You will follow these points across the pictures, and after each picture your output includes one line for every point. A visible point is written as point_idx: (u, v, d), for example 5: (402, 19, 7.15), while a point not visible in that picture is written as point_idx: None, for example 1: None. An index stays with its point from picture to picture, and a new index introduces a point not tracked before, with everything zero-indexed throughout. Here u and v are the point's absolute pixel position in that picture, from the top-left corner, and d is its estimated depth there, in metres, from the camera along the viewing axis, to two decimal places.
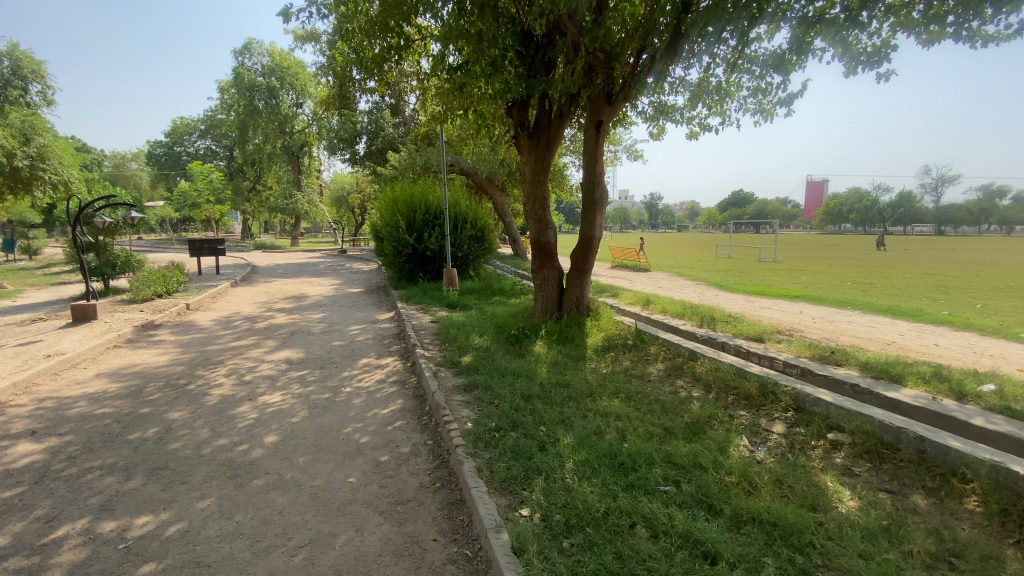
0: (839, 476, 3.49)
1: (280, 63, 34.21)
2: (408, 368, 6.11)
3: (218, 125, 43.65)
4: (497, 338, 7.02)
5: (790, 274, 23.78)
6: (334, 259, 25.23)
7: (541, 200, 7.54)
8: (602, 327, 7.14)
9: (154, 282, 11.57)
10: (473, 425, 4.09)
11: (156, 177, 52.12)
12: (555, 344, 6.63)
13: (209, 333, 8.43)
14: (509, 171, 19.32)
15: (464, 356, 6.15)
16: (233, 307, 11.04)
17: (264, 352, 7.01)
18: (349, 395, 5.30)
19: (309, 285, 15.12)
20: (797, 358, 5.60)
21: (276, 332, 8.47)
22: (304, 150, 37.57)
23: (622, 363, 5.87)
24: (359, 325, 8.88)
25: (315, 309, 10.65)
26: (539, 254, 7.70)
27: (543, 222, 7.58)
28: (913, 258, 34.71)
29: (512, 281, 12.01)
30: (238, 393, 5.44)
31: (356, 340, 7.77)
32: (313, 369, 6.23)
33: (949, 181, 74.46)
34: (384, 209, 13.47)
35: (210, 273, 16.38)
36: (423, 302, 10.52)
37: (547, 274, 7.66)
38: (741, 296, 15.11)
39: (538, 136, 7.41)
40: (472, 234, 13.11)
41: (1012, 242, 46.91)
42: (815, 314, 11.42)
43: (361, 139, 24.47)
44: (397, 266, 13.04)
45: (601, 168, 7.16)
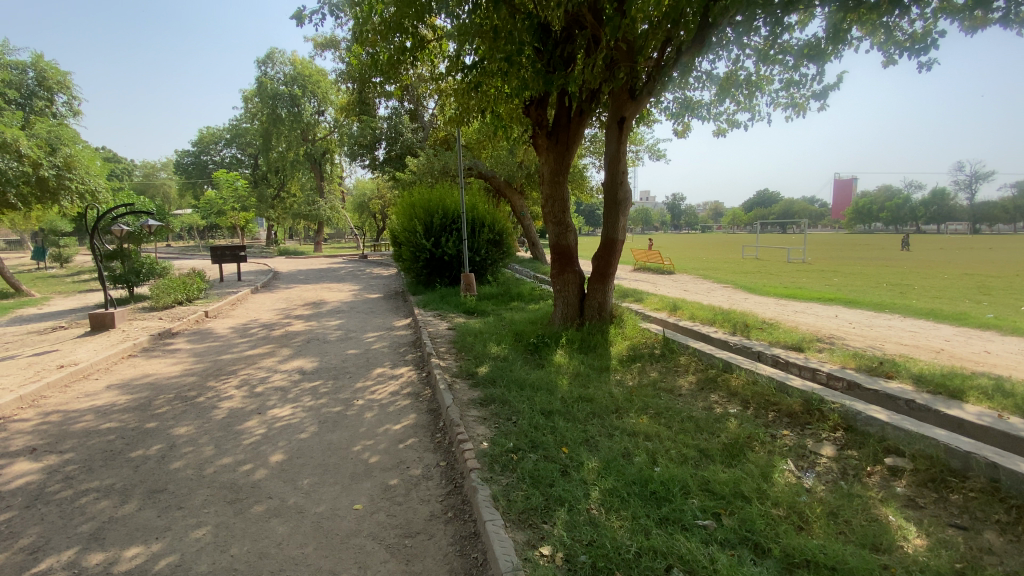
0: (902, 508, 3.07)
1: (302, 72, 34.67)
2: (423, 379, 5.84)
3: (242, 134, 44.52)
4: (516, 346, 6.71)
5: (821, 276, 22.90)
6: (354, 264, 25.33)
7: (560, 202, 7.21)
8: (627, 335, 6.78)
9: (174, 289, 11.59)
10: (489, 446, 3.79)
11: (183, 186, 53.47)
12: (577, 353, 6.30)
13: (224, 342, 8.32)
14: (528, 173, 19.06)
15: (481, 366, 5.86)
16: (250, 314, 10.98)
17: (277, 362, 6.84)
18: (361, 408, 5.05)
19: (327, 290, 15.07)
20: (842, 370, 5.16)
21: (291, 339, 8.33)
22: (326, 156, 37.97)
23: (649, 375, 5.52)
24: (375, 332, 8.68)
25: (332, 316, 10.51)
26: (559, 258, 7.37)
27: (563, 225, 7.25)
28: (951, 257, 33.25)
29: (532, 285, 11.69)
30: (247, 406, 5.24)
31: (372, 348, 7.55)
32: (325, 380, 6.01)
33: (986, 178, 71.51)
34: (401, 213, 13.32)
35: (231, 279, 16.48)
36: (440, 308, 10.28)
37: (568, 279, 7.31)
38: (771, 300, 14.51)
39: (557, 135, 7.08)
40: (490, 238, 12.85)
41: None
42: (852, 319, 10.81)
43: (380, 145, 24.50)
44: (415, 271, 12.87)
45: (625, 167, 6.81)
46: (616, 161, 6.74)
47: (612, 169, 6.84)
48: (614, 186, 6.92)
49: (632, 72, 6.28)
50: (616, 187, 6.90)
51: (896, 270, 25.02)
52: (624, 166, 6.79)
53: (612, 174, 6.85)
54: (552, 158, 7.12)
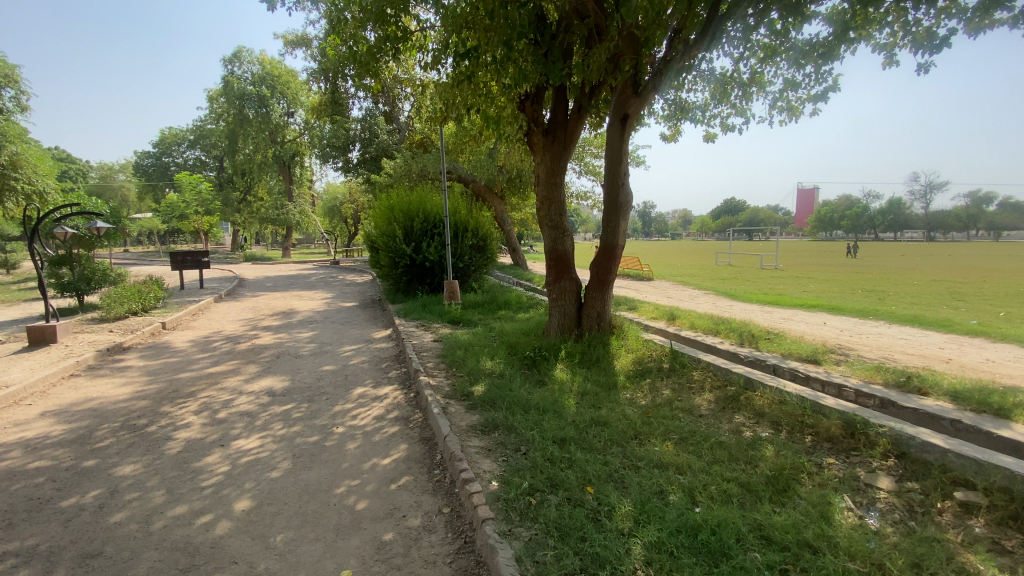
0: (990, 555, 2.65)
1: (270, 72, 33.49)
2: (411, 400, 5.21)
3: (207, 135, 42.82)
4: (511, 361, 6.14)
5: (796, 282, 23.13)
6: (325, 271, 24.34)
7: (557, 204, 6.70)
8: (630, 347, 6.29)
9: (128, 297, 10.58)
10: (500, 486, 3.23)
11: (143, 189, 51.05)
12: (579, 368, 5.78)
13: (183, 358, 7.47)
14: (508, 177, 18.61)
15: (476, 386, 5.26)
16: (214, 325, 10.10)
17: (244, 381, 6.09)
18: (342, 437, 4.39)
19: (298, 299, 14.19)
20: (869, 385, 4.79)
21: (259, 354, 7.56)
22: (295, 160, 36.79)
23: (662, 392, 5.04)
24: (353, 345, 7.98)
25: (305, 327, 9.74)
26: (554, 264, 6.85)
27: (559, 228, 6.71)
28: (911, 264, 34.38)
29: (518, 293, 11.16)
30: (208, 437, 4.52)
31: (350, 364, 6.86)
32: (299, 403, 5.31)
33: (937, 188, 74.95)
34: (378, 217, 12.61)
35: (193, 287, 15.40)
36: (422, 318, 9.64)
37: (564, 287, 6.82)
38: (755, 307, 14.37)
39: (554, 132, 6.56)
40: (473, 244, 12.29)
41: (1001, 248, 46.97)
42: (842, 326, 10.67)
43: (354, 147, 23.63)
44: (394, 278, 12.18)
45: (626, 166, 6.33)
46: (616, 160, 6.26)
47: (611, 169, 6.36)
48: (614, 187, 6.43)
49: (636, 64, 5.82)
50: (616, 187, 6.42)
51: (864, 277, 25.56)
52: (625, 165, 6.32)
53: (611, 174, 6.37)
54: (548, 157, 6.59)
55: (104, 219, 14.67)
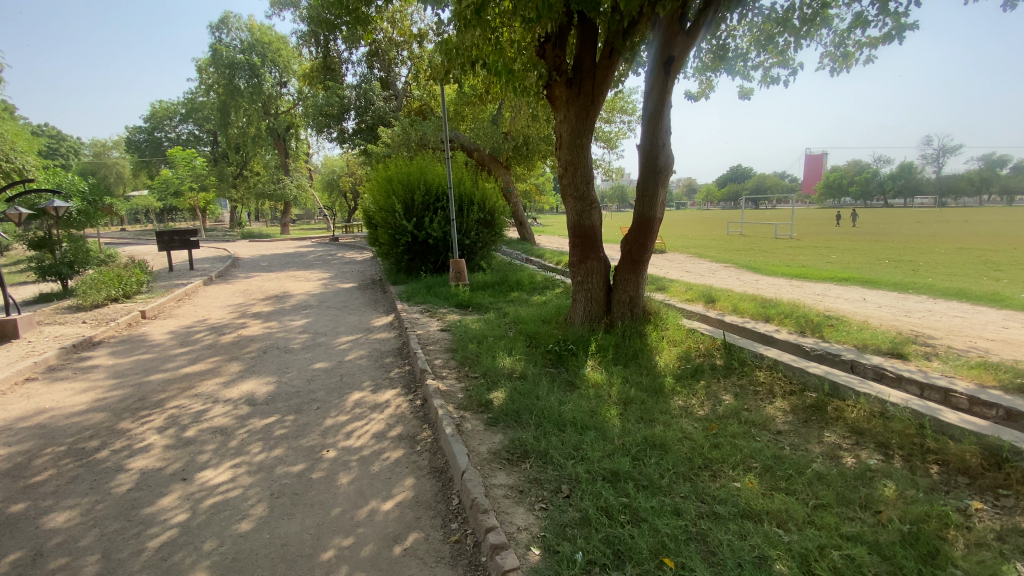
0: None
1: (260, 39, 31.86)
2: (417, 411, 4.31)
3: (199, 108, 41.27)
4: (533, 358, 5.23)
5: (816, 252, 22.08)
6: (324, 248, 23.39)
7: (583, 171, 5.69)
8: (671, 338, 5.39)
9: (106, 282, 9.68)
10: (545, 557, 2.36)
11: (137, 165, 49.57)
12: (614, 366, 4.91)
13: (159, 354, 6.59)
14: (514, 145, 17.41)
15: (495, 392, 4.37)
16: (199, 312, 9.20)
17: (223, 385, 5.22)
18: (333, 466, 3.51)
19: (294, 279, 13.28)
20: (981, 389, 3.89)
21: (244, 348, 6.67)
22: (290, 132, 35.35)
23: (722, 399, 4.16)
24: (350, 336, 7.07)
25: (298, 313, 8.83)
26: (578, 242, 5.89)
27: (584, 198, 5.73)
28: (927, 231, 33.27)
29: (530, 272, 10.21)
30: (168, 466, 3.65)
31: (347, 360, 5.98)
32: (285, 415, 4.43)
33: (950, 152, 72.83)
34: (376, 190, 11.56)
35: (182, 268, 14.47)
36: (427, 303, 8.74)
37: (591, 268, 5.89)
38: (783, 281, 13.39)
39: (580, 83, 5.50)
40: (480, 218, 11.28)
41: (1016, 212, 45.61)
42: (885, 303, 9.75)
43: (350, 115, 22.31)
44: (395, 257, 11.25)
45: (668, 124, 5.33)
46: (657, 117, 5.25)
47: (650, 127, 5.35)
48: (652, 148, 5.43)
49: None
50: (655, 149, 5.42)
51: (886, 245, 24.47)
52: (667, 122, 5.31)
53: (650, 133, 5.37)
54: (573, 113, 5.54)
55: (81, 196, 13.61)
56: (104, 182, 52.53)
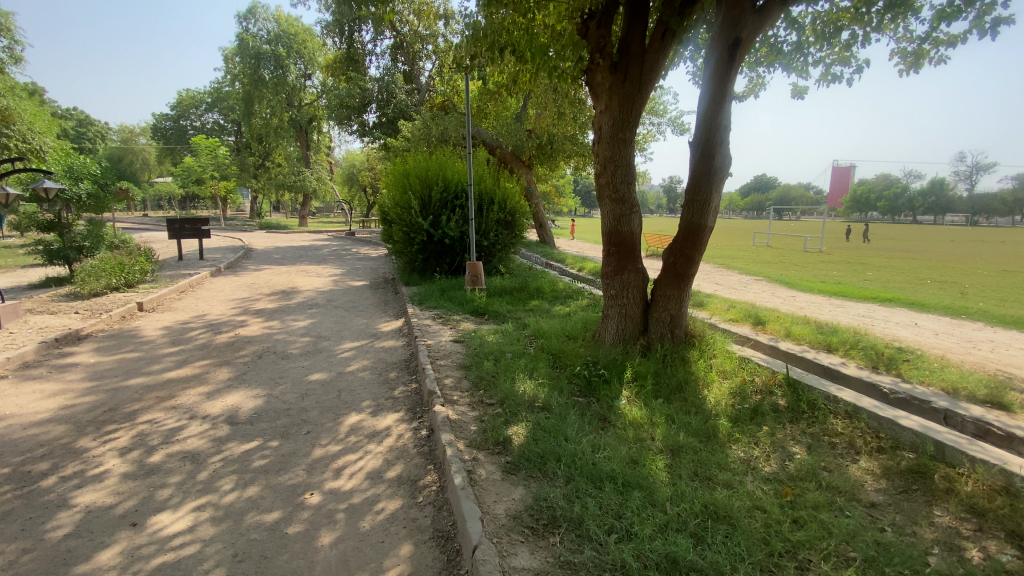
0: None
1: (287, 30, 31.69)
2: (422, 445, 3.62)
3: (224, 98, 41.37)
4: (558, 383, 4.53)
5: (848, 268, 21.03)
6: (339, 242, 22.92)
7: (623, 169, 4.96)
8: (720, 368, 4.65)
9: (105, 270, 9.22)
10: None
11: (162, 152, 49.94)
12: (655, 400, 4.20)
13: (146, 353, 6.03)
14: (538, 144, 16.69)
15: (515, 427, 3.68)
16: (199, 306, 8.66)
17: (205, 397, 4.60)
18: (315, 519, 2.84)
19: (303, 274, 12.73)
20: None
21: (239, 351, 6.08)
22: (312, 125, 35.12)
23: (792, 454, 3.43)
24: (354, 343, 6.41)
25: (303, 313, 8.24)
26: (614, 250, 5.16)
27: (624, 201, 4.99)
28: (962, 250, 31.86)
29: (551, 279, 9.50)
30: (119, 504, 3.02)
31: (348, 372, 5.32)
32: (268, 441, 3.79)
33: (985, 169, 70.33)
34: (392, 184, 10.95)
35: (191, 258, 14.02)
36: (440, 308, 8.07)
37: (627, 281, 5.16)
38: (822, 299, 12.46)
39: (627, 68, 4.78)
40: (500, 219, 10.62)
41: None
42: (941, 330, 8.84)
43: (371, 108, 21.74)
44: (409, 256, 10.61)
45: (729, 117, 4.60)
46: (717, 109, 4.54)
47: (708, 121, 4.63)
48: (707, 145, 4.69)
49: None
50: (710, 146, 4.68)
51: (924, 264, 23.18)
52: (728, 116, 4.59)
53: (706, 128, 4.65)
54: (615, 102, 4.82)
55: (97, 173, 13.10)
56: (130, 168, 53.12)
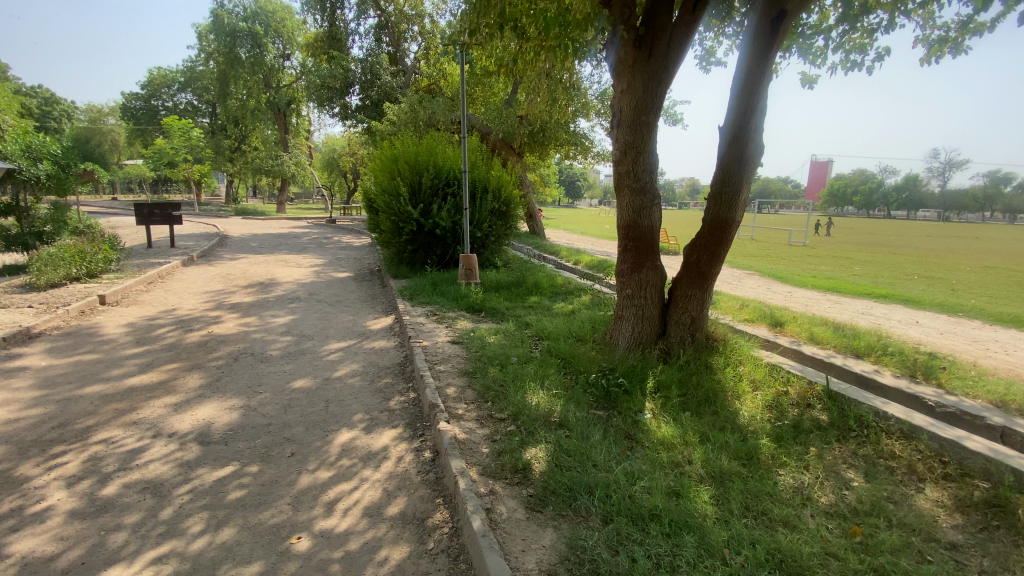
0: None
1: (265, 7, 30.27)
2: (427, 472, 3.14)
3: (198, 78, 39.60)
4: (574, 394, 4.08)
5: (834, 263, 21.08)
6: (320, 229, 22.05)
7: (646, 157, 4.49)
8: (749, 376, 4.25)
9: (64, 260, 8.40)
10: None
11: (131, 133, 47.71)
12: (683, 415, 3.79)
13: (106, 354, 5.38)
14: (530, 131, 16.11)
15: (535, 448, 3.23)
16: (169, 299, 7.97)
17: (172, 410, 4.03)
18: (305, 573, 2.35)
19: (283, 264, 12.03)
20: None
21: (212, 352, 5.48)
22: (291, 108, 33.81)
23: (849, 483, 3.06)
24: (341, 344, 5.84)
25: (283, 308, 7.62)
26: (631, 246, 4.70)
27: (645, 192, 4.53)
28: (939, 245, 32.44)
29: (548, 273, 9.04)
30: (62, 555, 2.48)
31: (336, 378, 4.78)
32: (246, 466, 3.25)
33: (956, 166, 72.03)
34: (379, 170, 10.31)
35: (161, 246, 13.16)
36: (432, 304, 7.55)
37: (645, 280, 4.73)
38: (818, 295, 12.27)
39: (652, 43, 4.30)
40: (494, 209, 10.12)
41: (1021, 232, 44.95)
42: (945, 329, 8.67)
43: (353, 89, 20.49)
44: (397, 246, 10.02)
45: (765, 102, 4.24)
46: (753, 92, 4.18)
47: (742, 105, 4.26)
48: (740, 132, 4.31)
49: None
50: (743, 133, 4.30)
51: (908, 259, 23.36)
52: (763, 100, 4.24)
53: (740, 113, 4.27)
54: (640, 81, 4.35)
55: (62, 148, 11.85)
56: (98, 149, 50.70)
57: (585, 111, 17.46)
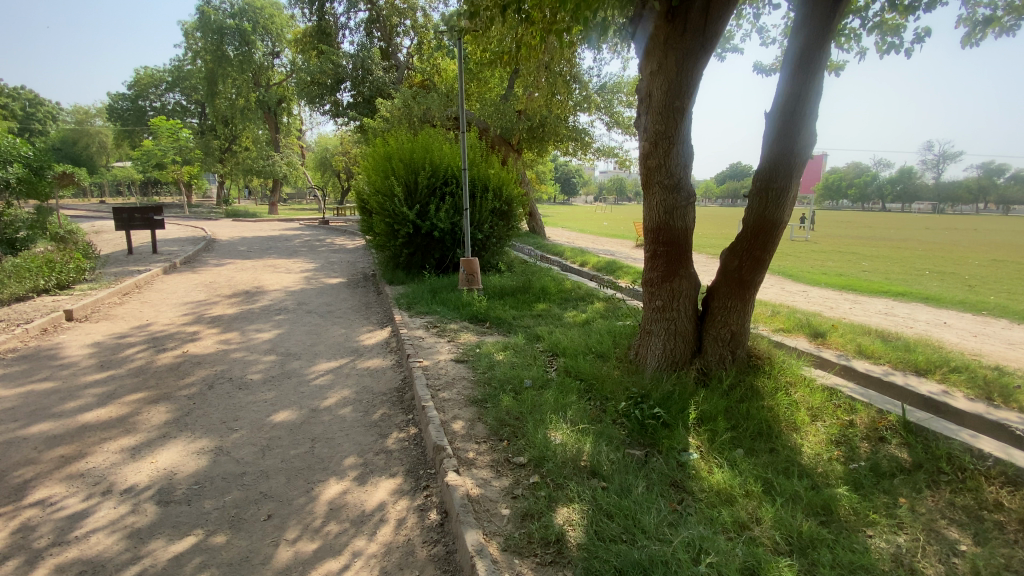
0: None
1: (252, 3, 29.44)
2: (435, 543, 2.54)
3: (186, 77, 38.69)
4: (603, 427, 3.49)
5: (840, 258, 20.62)
6: (312, 231, 21.34)
7: (681, 149, 3.88)
8: (806, 404, 3.68)
9: (30, 269, 7.72)
10: None
11: (119, 135, 46.58)
12: (735, 453, 3.22)
13: (64, 382, 4.73)
14: (529, 126, 15.52)
15: (566, 509, 2.62)
16: (144, 313, 7.30)
17: (128, 457, 3.39)
18: None
19: (271, 270, 11.37)
20: None
21: (185, 376, 4.84)
22: (282, 107, 33.03)
23: (957, 546, 2.49)
24: (331, 364, 5.21)
25: (268, 321, 6.96)
26: (662, 251, 4.09)
27: (679, 189, 3.91)
28: (941, 238, 32.04)
29: (555, 276, 8.44)
30: None
31: (324, 409, 4.15)
32: (210, 537, 2.63)
33: (951, 158, 71.90)
34: (371, 168, 9.65)
35: (143, 252, 12.43)
36: (432, 313, 6.93)
37: (677, 289, 4.13)
38: (834, 294, 11.73)
39: (687, 15, 3.68)
40: (495, 208, 9.51)
41: (1019, 223, 44.78)
42: (979, 331, 8.14)
43: (345, 86, 19.73)
44: (392, 250, 9.39)
45: (819, 82, 3.68)
46: (808, 70, 3.64)
47: (793, 87, 3.70)
48: (791, 118, 3.74)
49: None
50: (796, 119, 3.72)
51: (915, 253, 22.92)
52: (818, 80, 3.68)
53: (792, 96, 3.69)
54: (674, 60, 3.73)
55: (36, 150, 10.97)
56: (86, 152, 49.66)
57: (585, 105, 16.88)
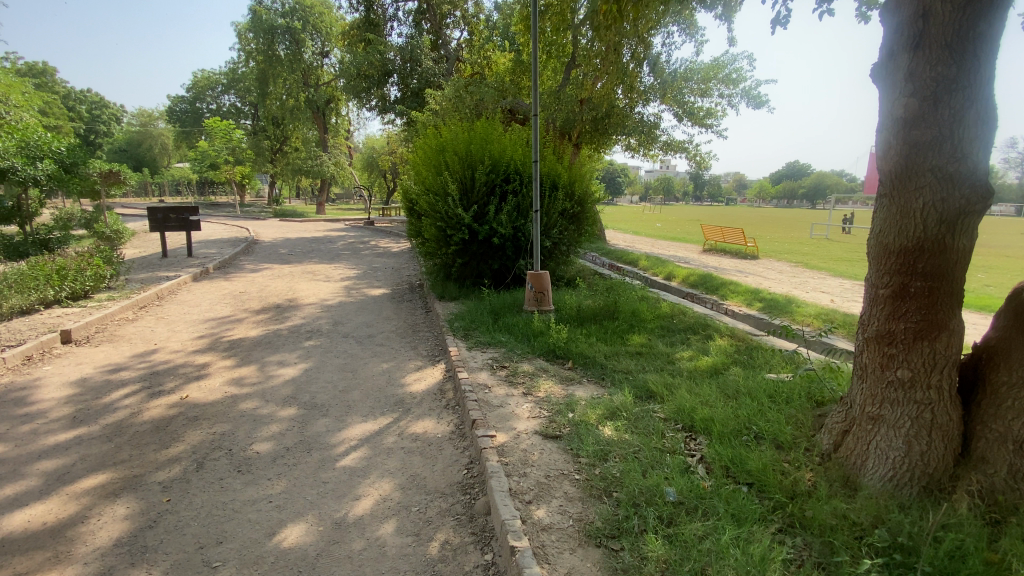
0: None
1: (303, 2, 28.91)
2: None
3: (240, 79, 38.98)
4: None
5: None
6: (357, 233, 20.34)
7: (979, 110, 2.24)
8: None
9: (36, 278, 6.70)
10: None
11: (178, 136, 47.65)
12: None
13: (14, 446, 3.48)
14: (592, 117, 13.78)
15: None
16: (156, 333, 6.13)
17: None
18: None
19: (309, 278, 10.18)
20: None
21: (170, 443, 3.49)
22: (330, 106, 32.48)
23: None
24: (368, 427, 3.77)
25: (296, 349, 5.62)
26: (926, 285, 2.38)
27: (972, 181, 2.24)
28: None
29: (643, 294, 6.81)
30: None
31: (352, 523, 2.67)
32: None
33: None
34: (420, 163, 8.27)
35: (178, 255, 11.52)
36: (496, 344, 5.42)
37: (941, 354, 2.45)
38: None
39: None
40: (566, 210, 7.96)
41: None
42: None
43: (392, 79, 18.59)
44: (444, 259, 7.97)
45: None
46: None
47: None
48: None
49: None
50: None
51: None
52: None
53: None
54: None
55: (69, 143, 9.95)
56: (149, 154, 51.15)
57: (655, 95, 14.99)
